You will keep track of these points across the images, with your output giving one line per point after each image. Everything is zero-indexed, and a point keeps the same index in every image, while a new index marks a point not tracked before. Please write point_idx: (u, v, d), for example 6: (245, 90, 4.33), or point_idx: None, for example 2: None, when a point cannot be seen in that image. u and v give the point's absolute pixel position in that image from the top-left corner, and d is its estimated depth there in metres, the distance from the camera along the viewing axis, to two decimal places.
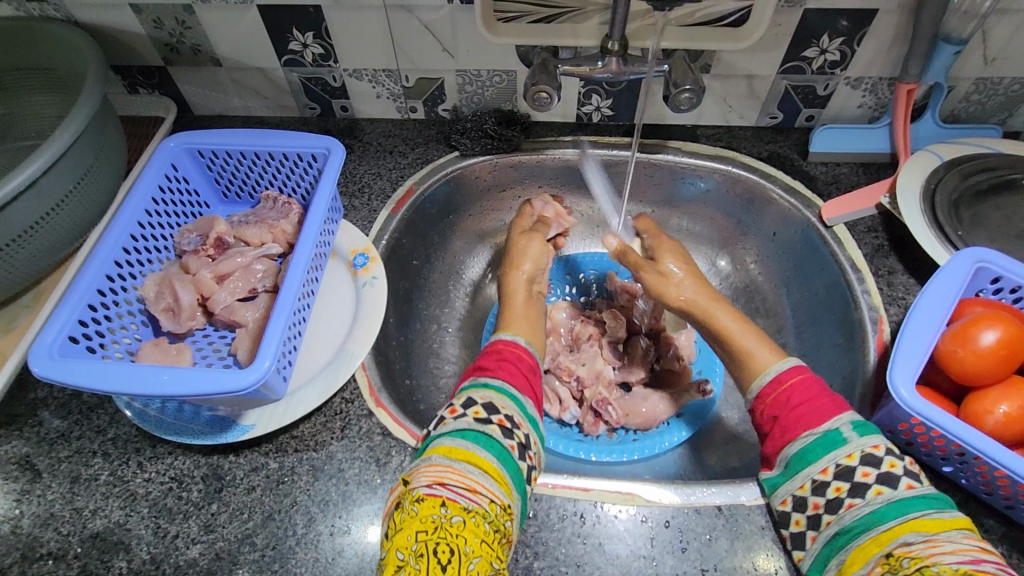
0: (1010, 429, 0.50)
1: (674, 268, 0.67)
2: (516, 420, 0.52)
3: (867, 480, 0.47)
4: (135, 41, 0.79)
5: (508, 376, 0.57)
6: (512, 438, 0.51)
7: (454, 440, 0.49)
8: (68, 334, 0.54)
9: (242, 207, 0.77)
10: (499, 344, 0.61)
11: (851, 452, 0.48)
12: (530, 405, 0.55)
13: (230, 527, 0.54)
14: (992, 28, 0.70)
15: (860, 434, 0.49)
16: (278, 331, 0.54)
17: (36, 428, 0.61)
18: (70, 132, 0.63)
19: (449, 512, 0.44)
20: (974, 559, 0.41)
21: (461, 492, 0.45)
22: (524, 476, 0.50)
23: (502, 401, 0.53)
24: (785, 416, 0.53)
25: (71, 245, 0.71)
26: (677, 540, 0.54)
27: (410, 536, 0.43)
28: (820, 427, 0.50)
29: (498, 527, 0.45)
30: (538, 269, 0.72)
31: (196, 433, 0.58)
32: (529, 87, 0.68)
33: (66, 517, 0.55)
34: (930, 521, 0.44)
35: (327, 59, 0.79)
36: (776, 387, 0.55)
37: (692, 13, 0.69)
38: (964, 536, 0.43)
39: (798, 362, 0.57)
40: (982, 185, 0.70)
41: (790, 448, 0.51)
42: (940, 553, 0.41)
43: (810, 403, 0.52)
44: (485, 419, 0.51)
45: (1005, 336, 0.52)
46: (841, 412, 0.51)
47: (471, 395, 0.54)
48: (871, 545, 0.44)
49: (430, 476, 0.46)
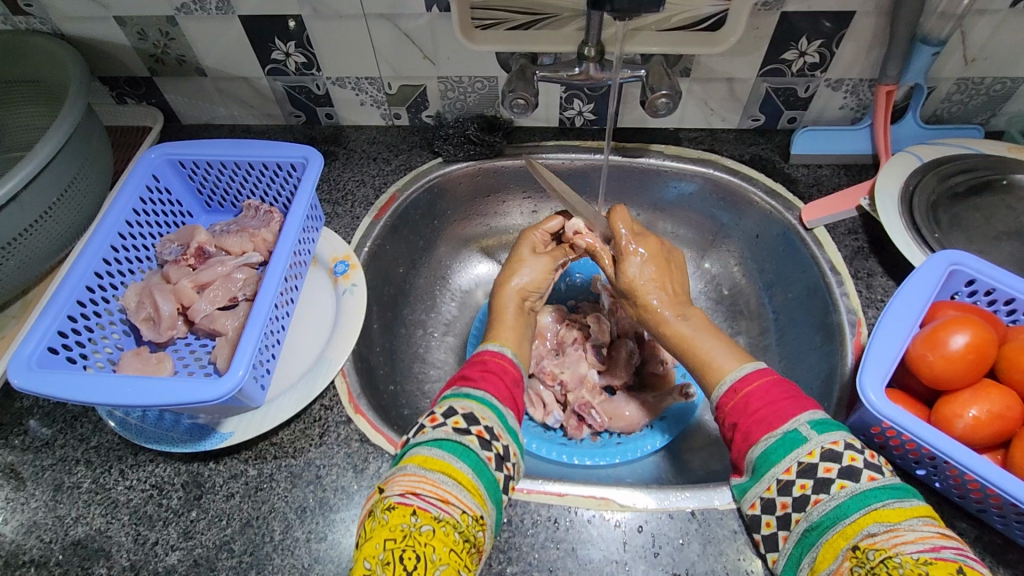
0: (979, 432, 0.51)
1: (635, 272, 0.65)
2: (496, 432, 0.53)
3: (830, 475, 0.47)
4: (121, 53, 0.80)
5: (491, 388, 0.57)
6: (489, 450, 0.51)
7: (429, 450, 0.49)
8: (47, 345, 0.55)
9: (225, 216, 0.78)
10: (484, 354, 0.61)
11: (812, 449, 0.48)
12: (510, 416, 0.56)
13: (208, 534, 0.55)
14: (971, 28, 0.69)
15: (820, 431, 0.49)
16: (252, 338, 0.55)
17: (21, 437, 0.62)
18: (52, 144, 0.64)
19: (418, 522, 0.44)
20: (934, 546, 0.41)
21: (433, 502, 0.45)
22: (500, 487, 0.51)
23: (483, 412, 0.53)
24: (745, 421, 0.53)
25: (57, 255, 0.72)
26: (650, 545, 0.54)
27: (378, 545, 0.44)
28: (780, 428, 0.50)
29: (469, 537, 0.45)
30: (534, 286, 0.70)
31: (175, 441, 0.59)
32: (507, 94, 0.69)
33: (49, 525, 0.56)
34: (890, 510, 0.43)
35: (309, 68, 0.80)
36: (733, 395, 0.55)
37: (668, 19, 0.70)
38: (925, 523, 0.43)
39: (759, 365, 0.56)
40: (960, 186, 0.69)
41: (753, 452, 0.51)
42: (902, 543, 0.41)
43: (769, 407, 0.52)
44: (464, 430, 0.51)
45: (974, 339, 0.52)
46: (801, 412, 0.50)
47: (452, 405, 0.54)
48: (838, 539, 0.44)
49: (403, 485, 0.47)
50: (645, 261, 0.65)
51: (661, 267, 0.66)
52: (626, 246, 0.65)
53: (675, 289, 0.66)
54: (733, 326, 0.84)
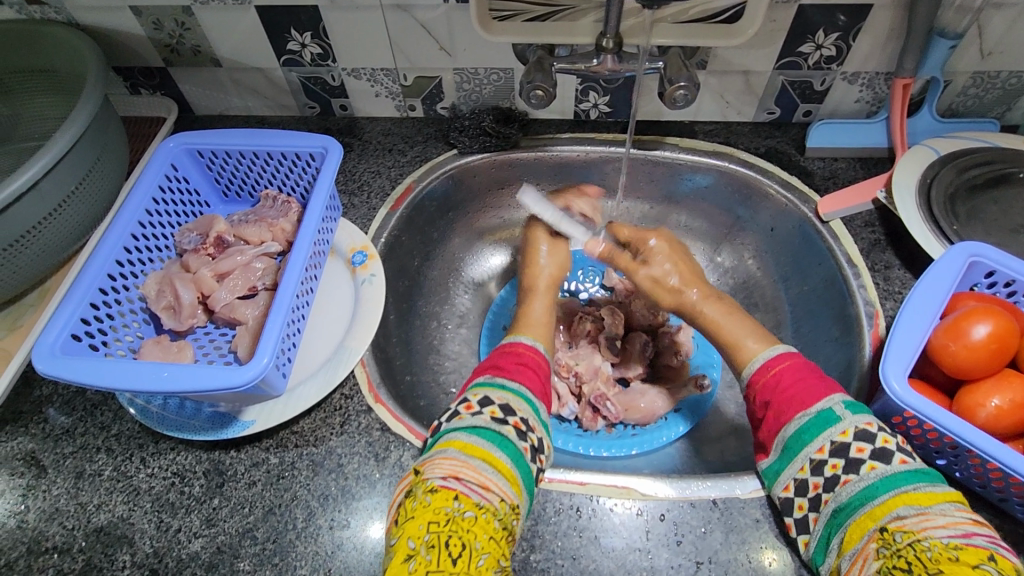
0: (1002, 422, 0.51)
1: (665, 268, 0.68)
2: (531, 424, 0.53)
3: (862, 455, 0.47)
4: (136, 43, 0.80)
5: (525, 380, 0.57)
6: (526, 441, 0.51)
7: (469, 437, 0.50)
8: (71, 332, 0.55)
9: (242, 206, 0.78)
10: (519, 346, 0.61)
11: (845, 429, 0.49)
12: (542, 409, 0.56)
13: (231, 521, 0.55)
14: (989, 21, 0.69)
15: (853, 411, 0.50)
16: (276, 328, 0.55)
17: (41, 425, 0.62)
18: (71, 132, 0.64)
19: (461, 507, 0.45)
20: (965, 533, 0.42)
21: (474, 488, 0.46)
22: (535, 477, 0.51)
23: (518, 404, 0.54)
24: (777, 400, 0.54)
25: (74, 244, 0.72)
26: (672, 533, 0.54)
27: (423, 526, 0.44)
28: (813, 407, 0.51)
29: (507, 525, 0.46)
30: (559, 271, 0.73)
31: (196, 429, 0.59)
32: (525, 85, 0.68)
33: (71, 512, 0.56)
34: (921, 494, 0.44)
35: (325, 59, 0.80)
36: (765, 373, 0.57)
37: (686, 10, 0.68)
38: (956, 509, 0.43)
39: (788, 348, 0.58)
40: (978, 179, 0.70)
41: (785, 431, 0.52)
42: (932, 528, 0.42)
43: (800, 385, 0.53)
44: (501, 419, 0.52)
45: (997, 330, 0.52)
46: (833, 392, 0.52)
47: (488, 394, 0.54)
48: (866, 519, 0.45)
49: (445, 468, 0.47)
50: (663, 248, 0.70)
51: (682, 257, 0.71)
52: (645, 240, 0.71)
53: (691, 269, 0.70)
54: (748, 319, 0.84)
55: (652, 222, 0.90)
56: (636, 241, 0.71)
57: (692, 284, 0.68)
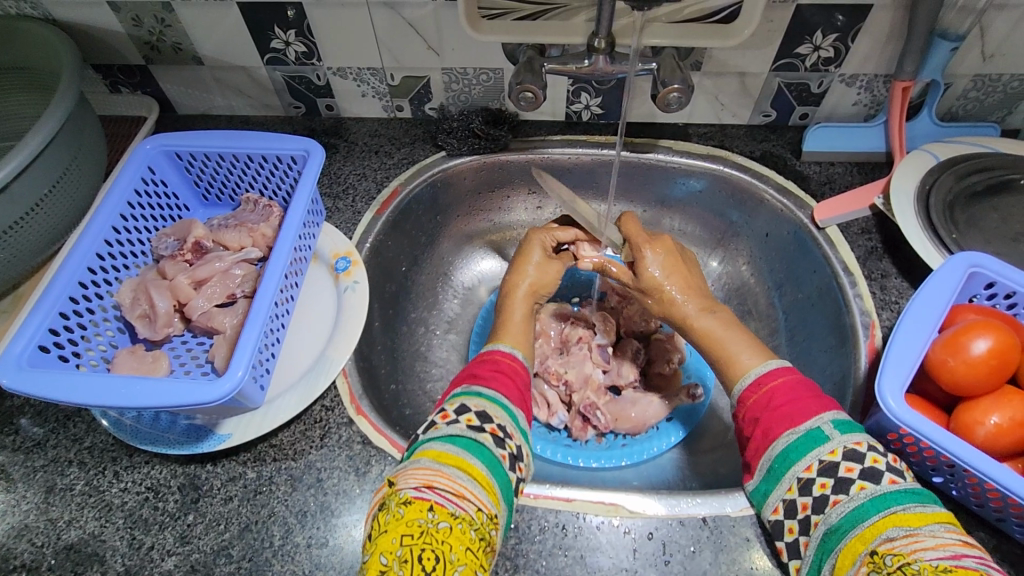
0: (1001, 440, 0.49)
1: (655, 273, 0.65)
2: (509, 431, 0.51)
3: (851, 475, 0.46)
4: (115, 40, 0.78)
5: (502, 387, 0.55)
6: (504, 448, 0.50)
7: (443, 445, 0.48)
8: (38, 343, 0.53)
9: (222, 209, 0.76)
10: (495, 354, 0.59)
11: (835, 448, 0.47)
12: (521, 416, 0.54)
13: (206, 539, 0.54)
14: (991, 23, 0.67)
15: (843, 431, 0.48)
16: (252, 338, 0.53)
17: (12, 436, 0.60)
18: (43, 133, 0.62)
19: (435, 518, 0.43)
20: (956, 554, 0.40)
21: (449, 497, 0.44)
22: (512, 486, 0.49)
23: (495, 410, 0.52)
24: (767, 418, 0.51)
25: (49, 248, 0.70)
26: (660, 553, 0.53)
27: (395, 540, 0.42)
28: (802, 425, 0.49)
29: (484, 535, 0.44)
30: (543, 285, 0.69)
31: (171, 443, 0.57)
32: (514, 86, 0.66)
33: (40, 528, 0.55)
34: (910, 515, 0.42)
35: (310, 57, 0.78)
36: (756, 389, 0.54)
37: (680, 10, 0.66)
38: (946, 530, 0.42)
39: (782, 363, 0.55)
40: (978, 186, 0.68)
41: (773, 449, 0.50)
42: (921, 550, 0.40)
43: (792, 403, 0.51)
44: (477, 427, 0.50)
45: (997, 345, 0.50)
46: (825, 410, 0.50)
47: (464, 402, 0.52)
48: (856, 543, 0.43)
49: (418, 478, 0.45)
50: (659, 262, 0.65)
51: (678, 264, 0.66)
52: (642, 252, 0.65)
53: (688, 278, 0.65)
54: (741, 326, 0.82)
55: (645, 226, 0.88)
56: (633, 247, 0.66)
57: (683, 293, 0.64)
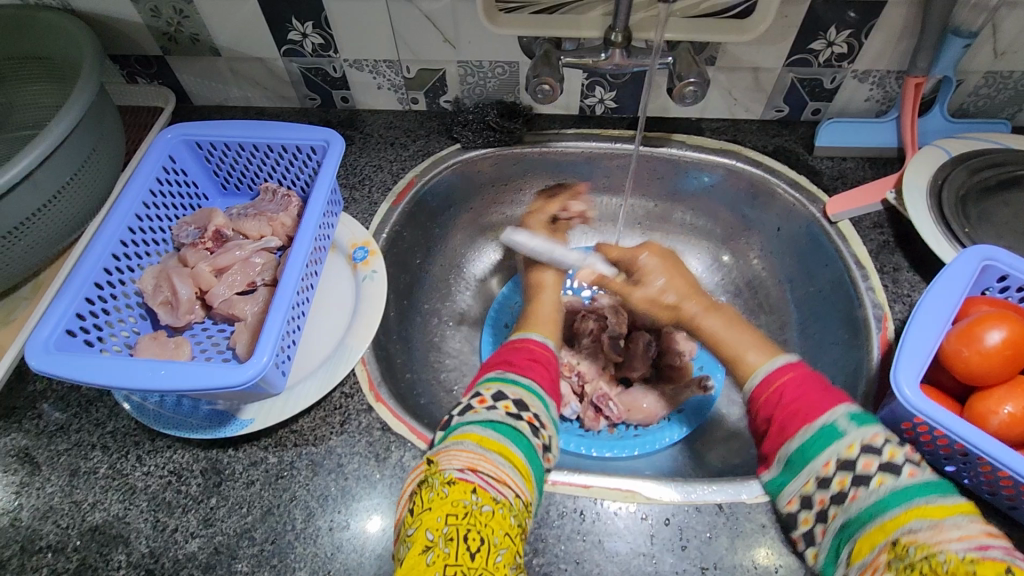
0: (1014, 430, 0.50)
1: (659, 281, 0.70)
2: (543, 420, 0.52)
3: (869, 470, 0.47)
4: (132, 30, 0.78)
5: (536, 376, 0.57)
6: (538, 438, 0.51)
7: (484, 430, 0.49)
8: (65, 328, 0.54)
9: (241, 199, 0.76)
10: (530, 343, 0.61)
11: (851, 443, 0.48)
12: (552, 405, 0.55)
13: (228, 522, 0.54)
14: (1003, 21, 0.68)
15: (858, 424, 0.49)
16: (276, 325, 0.53)
17: (35, 421, 0.61)
18: (66, 121, 0.62)
19: (479, 501, 0.44)
20: (980, 545, 0.41)
21: (491, 482, 0.45)
22: (544, 473, 0.50)
23: (531, 399, 0.53)
24: (779, 415, 0.54)
25: (69, 236, 0.70)
26: (677, 538, 0.54)
27: (441, 518, 0.43)
28: (817, 421, 0.50)
29: (522, 522, 0.45)
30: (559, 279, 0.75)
31: (194, 427, 0.58)
32: (531, 79, 0.67)
33: (65, 510, 0.55)
34: (934, 507, 0.43)
35: (326, 49, 0.78)
36: (767, 387, 0.56)
37: (696, 5, 0.67)
38: (970, 521, 0.42)
39: (791, 359, 0.57)
40: (990, 181, 0.69)
41: (789, 446, 0.51)
42: (947, 541, 0.41)
43: (803, 399, 0.53)
44: (516, 415, 0.51)
45: (1011, 336, 0.51)
46: (838, 404, 0.51)
47: (502, 389, 0.53)
48: (877, 532, 0.44)
49: (463, 460, 0.46)
50: (658, 266, 0.71)
51: (676, 270, 0.71)
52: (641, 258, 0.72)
53: (684, 277, 0.71)
54: (753, 320, 0.83)
55: (657, 219, 0.89)
56: (627, 260, 0.73)
57: (681, 292, 0.69)
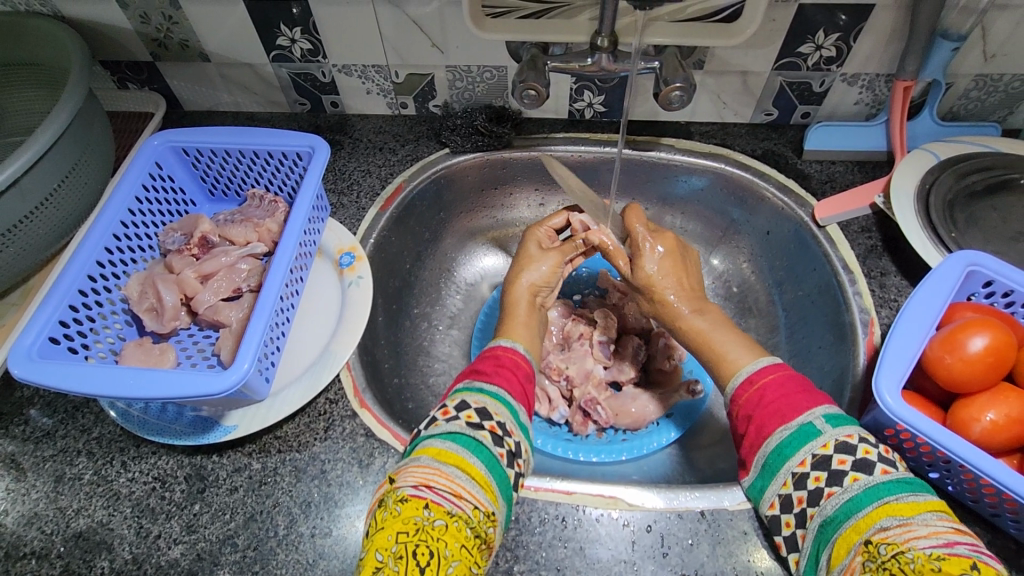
0: (997, 437, 0.50)
1: (651, 269, 0.65)
2: (509, 428, 0.51)
3: (844, 467, 0.46)
4: (123, 37, 0.79)
5: (504, 382, 0.56)
6: (502, 446, 0.50)
7: (443, 443, 0.48)
8: (48, 335, 0.54)
9: (229, 205, 0.77)
10: (496, 349, 0.60)
11: (826, 442, 0.47)
12: (522, 412, 0.54)
13: (212, 528, 0.55)
14: (992, 23, 0.68)
15: (834, 424, 0.48)
16: (257, 331, 0.53)
17: (22, 426, 0.61)
18: (53, 128, 0.62)
19: (431, 515, 0.43)
20: (948, 542, 0.40)
21: (446, 496, 0.44)
22: (512, 484, 0.50)
23: (496, 407, 0.52)
24: (760, 415, 0.52)
25: (58, 242, 0.70)
26: (659, 545, 0.53)
27: (391, 537, 0.43)
28: (794, 420, 0.49)
29: (480, 533, 0.44)
30: (545, 281, 0.69)
31: (178, 434, 0.58)
32: (517, 84, 0.67)
33: (50, 516, 0.56)
34: (903, 504, 0.42)
35: (315, 54, 0.79)
36: (747, 387, 0.54)
37: (682, 9, 0.66)
38: (938, 519, 0.42)
39: (773, 359, 0.55)
40: (978, 185, 0.68)
41: (767, 445, 0.50)
42: (915, 538, 0.40)
43: (784, 399, 0.51)
44: (477, 424, 0.50)
45: (994, 343, 0.51)
46: (816, 405, 0.50)
47: (465, 399, 0.52)
48: (850, 533, 0.43)
49: (417, 476, 0.46)
50: (657, 258, 0.65)
51: (678, 264, 0.65)
52: (642, 244, 0.65)
53: (687, 281, 0.65)
54: (742, 323, 0.83)
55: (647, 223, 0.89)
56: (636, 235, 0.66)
57: (677, 293, 0.64)
